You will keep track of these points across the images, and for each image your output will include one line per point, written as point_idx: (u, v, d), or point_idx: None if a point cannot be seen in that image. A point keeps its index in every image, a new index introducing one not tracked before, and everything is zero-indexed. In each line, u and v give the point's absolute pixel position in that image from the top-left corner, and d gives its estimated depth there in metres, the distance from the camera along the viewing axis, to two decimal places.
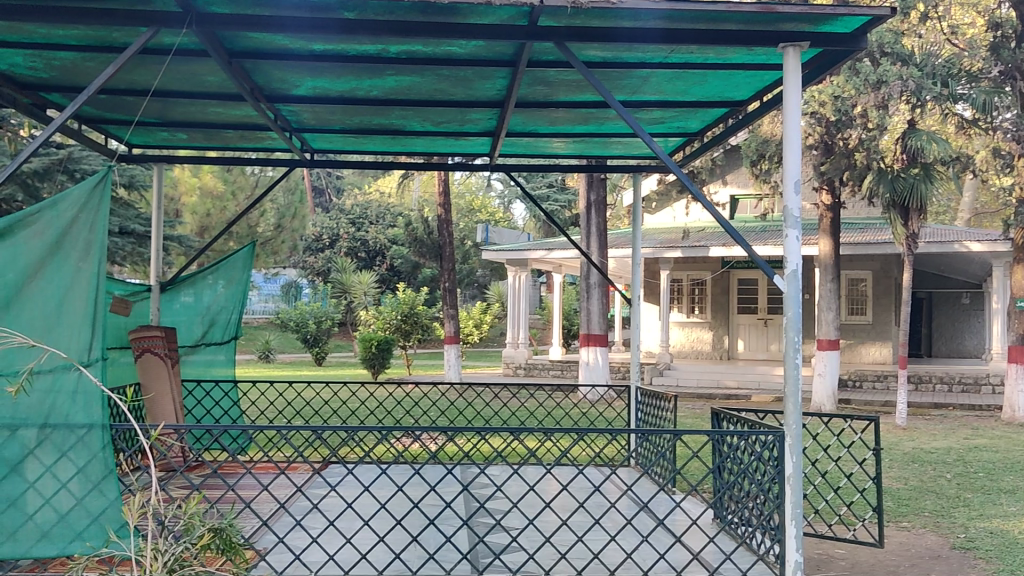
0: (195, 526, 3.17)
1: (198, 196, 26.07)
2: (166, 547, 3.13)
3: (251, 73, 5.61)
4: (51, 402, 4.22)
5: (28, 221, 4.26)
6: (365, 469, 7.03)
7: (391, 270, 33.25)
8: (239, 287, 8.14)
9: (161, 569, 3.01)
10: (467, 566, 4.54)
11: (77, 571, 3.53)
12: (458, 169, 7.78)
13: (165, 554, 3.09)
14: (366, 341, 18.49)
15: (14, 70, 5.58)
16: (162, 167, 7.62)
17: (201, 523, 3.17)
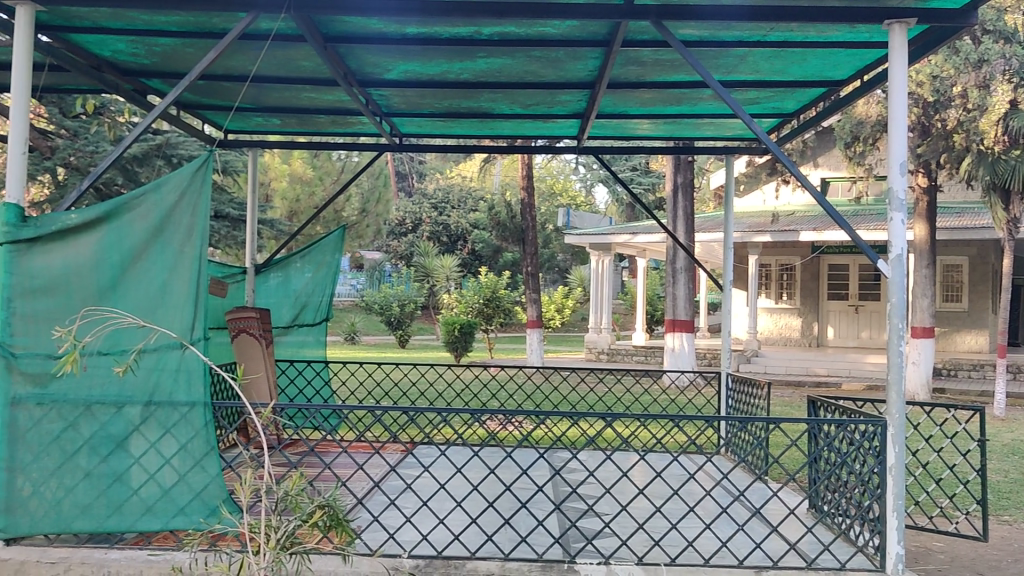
0: (303, 503, 3.14)
1: (287, 181, 26.57)
2: (279, 524, 3.12)
3: (344, 57, 5.65)
4: (155, 379, 4.33)
5: (133, 204, 4.38)
6: (455, 451, 7.08)
7: (473, 254, 33.44)
8: (329, 272, 8.20)
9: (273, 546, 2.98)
10: (560, 550, 4.53)
11: (193, 544, 3.53)
12: (545, 152, 7.73)
13: (279, 532, 3.08)
14: (450, 325, 18.59)
15: (117, 56, 5.72)
16: (256, 152, 7.76)
17: (309, 500, 3.14)
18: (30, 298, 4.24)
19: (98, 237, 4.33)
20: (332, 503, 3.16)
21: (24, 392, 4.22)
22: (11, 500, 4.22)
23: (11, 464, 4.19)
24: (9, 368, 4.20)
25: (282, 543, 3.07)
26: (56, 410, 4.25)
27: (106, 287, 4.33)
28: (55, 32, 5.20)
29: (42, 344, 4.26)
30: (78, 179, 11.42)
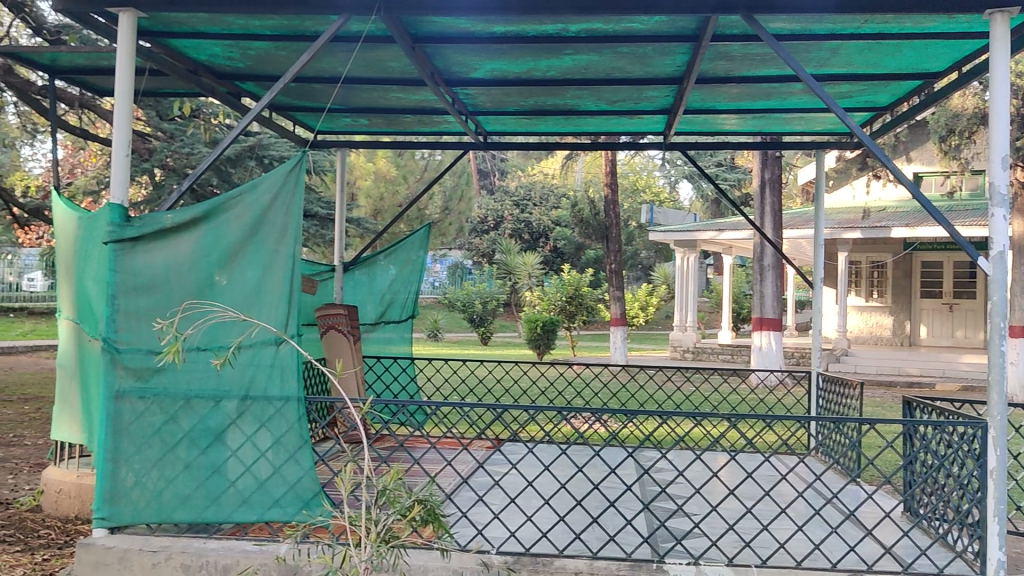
0: (402, 497, 3.21)
1: (372, 179, 27.05)
2: (379, 517, 3.20)
3: (432, 57, 5.71)
4: (251, 374, 4.44)
5: (230, 204, 4.50)
6: (542, 449, 7.10)
7: (555, 252, 33.48)
8: (414, 271, 8.33)
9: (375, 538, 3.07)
10: (649, 550, 4.51)
11: (295, 535, 3.61)
12: (629, 148, 7.70)
13: (379, 525, 3.16)
14: (532, 322, 18.63)
15: (213, 60, 5.88)
16: (345, 152, 7.89)
17: (408, 494, 3.21)
18: (133, 296, 4.40)
19: (197, 236, 4.47)
20: (429, 499, 3.22)
21: (127, 386, 4.38)
22: (115, 490, 4.37)
23: (116, 456, 4.35)
24: (114, 363, 4.37)
25: (381, 537, 3.14)
26: (157, 404, 4.40)
27: (204, 285, 4.46)
28: (155, 38, 5.37)
29: (144, 339, 4.41)
30: (175, 180, 11.79)
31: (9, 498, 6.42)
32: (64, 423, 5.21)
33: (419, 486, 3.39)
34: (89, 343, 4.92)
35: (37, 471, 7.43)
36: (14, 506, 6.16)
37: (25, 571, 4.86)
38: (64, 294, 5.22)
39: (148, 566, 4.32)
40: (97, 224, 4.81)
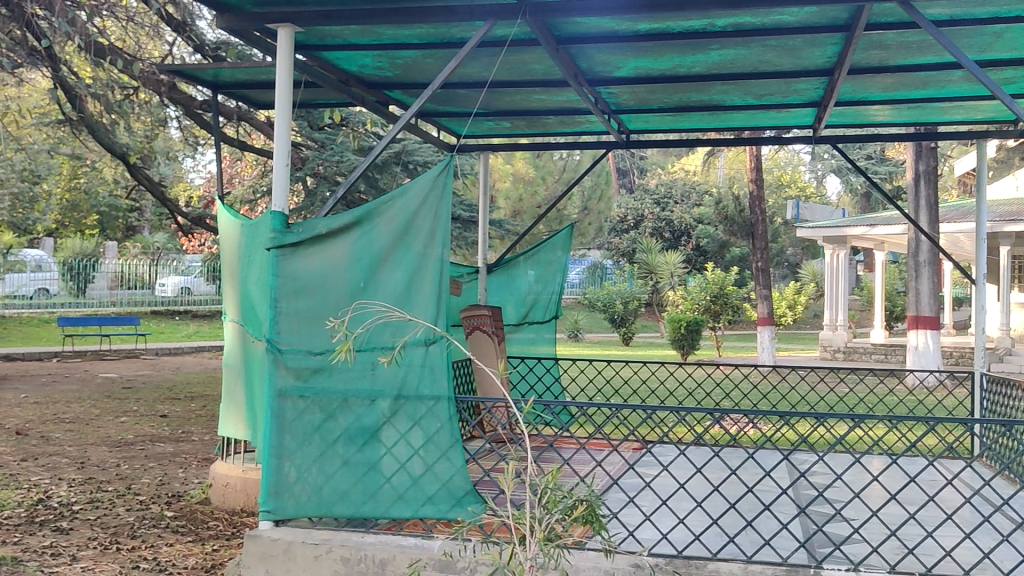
0: (563, 498, 3.26)
1: (511, 181, 27.53)
2: (541, 516, 3.27)
3: (576, 58, 5.73)
4: (403, 375, 4.55)
5: (382, 209, 4.63)
6: (693, 451, 7.02)
7: (697, 250, 33.05)
8: (557, 272, 8.39)
9: (539, 537, 3.14)
10: (805, 555, 4.40)
11: (460, 533, 3.63)
12: (776, 143, 7.51)
13: (541, 523, 3.22)
14: (676, 322, 18.42)
15: (363, 70, 6.09)
16: (487, 156, 8.02)
17: (568, 494, 3.25)
18: (293, 298, 4.61)
19: (351, 240, 4.63)
20: (591, 499, 3.26)
21: (289, 385, 4.58)
22: (279, 484, 4.59)
23: (280, 451, 4.57)
24: (277, 363, 4.59)
25: (546, 535, 3.21)
26: (317, 403, 4.59)
27: (356, 288, 4.62)
28: (311, 51, 5.60)
29: (304, 341, 4.62)
30: (327, 188, 12.24)
31: (180, 491, 6.83)
32: (232, 419, 5.50)
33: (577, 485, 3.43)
34: (254, 344, 5.18)
35: (205, 465, 7.86)
36: (185, 499, 6.55)
37: (197, 560, 5.14)
38: (229, 297, 5.51)
39: (310, 557, 4.50)
40: (258, 231, 5.06)
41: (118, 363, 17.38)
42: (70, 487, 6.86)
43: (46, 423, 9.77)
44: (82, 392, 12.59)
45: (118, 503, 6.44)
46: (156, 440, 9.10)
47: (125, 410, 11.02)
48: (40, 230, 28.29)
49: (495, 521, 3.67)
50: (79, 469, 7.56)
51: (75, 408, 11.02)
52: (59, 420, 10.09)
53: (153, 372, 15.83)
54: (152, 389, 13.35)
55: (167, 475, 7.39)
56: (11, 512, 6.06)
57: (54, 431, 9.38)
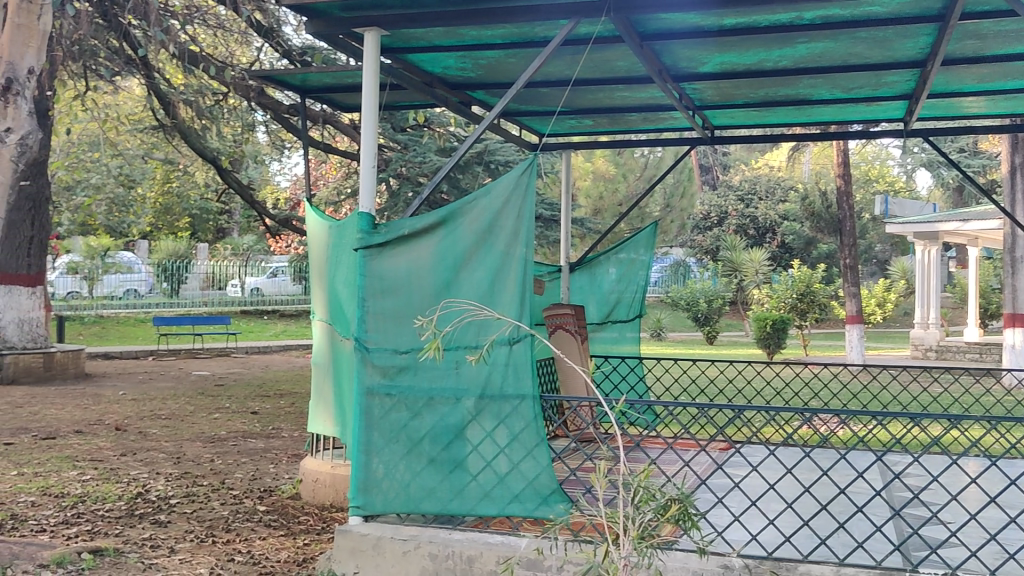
0: (657, 496, 3.27)
1: (591, 179, 27.50)
2: (634, 515, 3.29)
3: (661, 54, 5.70)
4: (487, 373, 4.58)
5: (466, 209, 4.66)
6: (783, 451, 6.91)
7: (783, 247, 32.53)
8: (639, 269, 8.37)
9: (632, 535, 3.17)
10: (900, 558, 4.30)
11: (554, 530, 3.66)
12: (863, 138, 7.35)
13: (634, 521, 3.24)
14: (762, 321, 18.11)
15: (446, 71, 6.15)
16: (569, 154, 8.02)
17: (662, 492, 3.26)
18: (380, 298, 4.69)
19: (436, 240, 4.68)
20: (684, 497, 3.25)
21: (375, 383, 4.65)
22: (368, 479, 4.66)
23: (368, 448, 4.64)
24: (364, 361, 4.66)
25: (640, 534, 3.23)
26: (403, 401, 4.65)
27: (441, 287, 4.67)
28: (396, 54, 5.68)
29: (391, 339, 4.68)
30: (410, 189, 12.40)
31: (272, 486, 7.00)
32: (323, 416, 5.61)
33: (669, 484, 3.44)
34: (342, 342, 5.28)
35: (294, 461, 8.03)
36: (277, 494, 6.71)
37: (289, 553, 5.27)
38: (319, 297, 5.62)
39: (399, 553, 4.57)
40: (346, 232, 5.15)
41: (210, 361, 17.88)
42: (167, 482, 7.09)
43: (143, 420, 10.10)
44: (177, 389, 12.99)
45: (212, 497, 6.63)
46: (247, 436, 9.34)
47: (217, 407, 11.33)
48: (135, 233, 29.30)
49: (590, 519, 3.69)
50: (176, 464, 7.80)
51: (170, 405, 11.37)
52: (156, 416, 10.42)
53: (244, 369, 16.23)
54: (243, 386, 13.71)
55: (258, 471, 7.58)
56: (113, 504, 6.29)
57: (151, 426, 9.70)
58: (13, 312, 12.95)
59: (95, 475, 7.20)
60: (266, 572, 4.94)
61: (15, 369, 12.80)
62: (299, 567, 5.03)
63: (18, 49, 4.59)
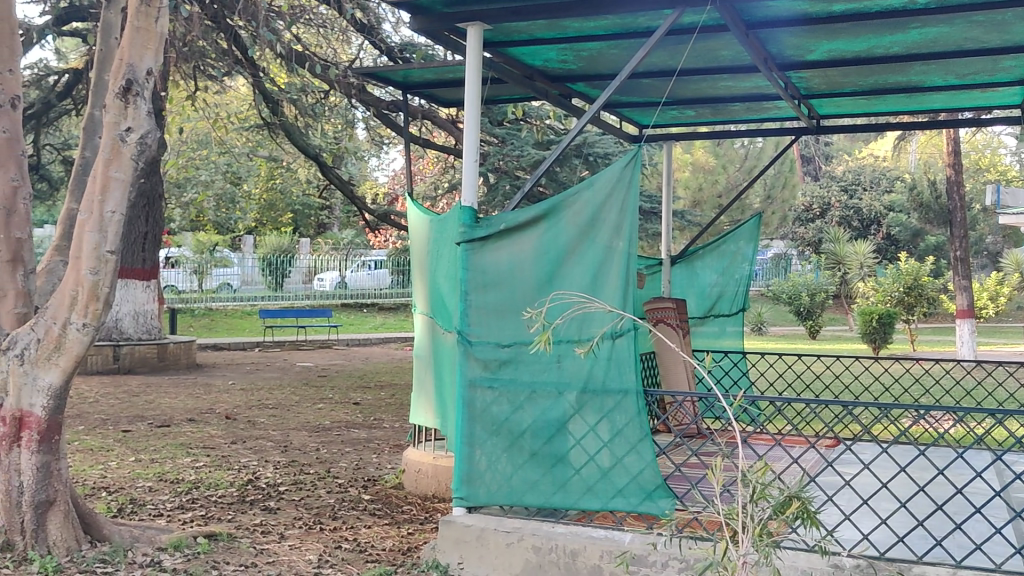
0: (777, 494, 3.24)
1: (690, 171, 27.17)
2: (752, 512, 3.26)
3: (767, 42, 5.58)
4: (590, 368, 4.56)
5: (569, 202, 4.65)
6: (895, 449, 6.72)
7: (889, 239, 31.59)
8: (742, 263, 8.14)
9: (753, 531, 3.15)
10: (1021, 562, 4.14)
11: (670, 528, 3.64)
12: (977, 125, 7.06)
13: (752, 518, 3.22)
14: (867, 315, 17.62)
15: (548, 64, 6.15)
16: (670, 146, 7.94)
17: (784, 490, 3.22)
18: (482, 292, 4.73)
19: (539, 234, 4.68)
20: (804, 496, 3.20)
21: (478, 376, 4.69)
22: (471, 472, 4.69)
23: (470, 440, 4.67)
24: (467, 355, 4.71)
25: (760, 532, 3.21)
26: (505, 394, 4.67)
27: (544, 280, 4.68)
28: (498, 47, 5.70)
29: (494, 332, 4.71)
30: (508, 182, 12.43)
31: (376, 475, 7.13)
32: (426, 407, 5.67)
33: (788, 480, 3.40)
34: (443, 335, 5.33)
35: (397, 451, 8.15)
36: (380, 483, 6.83)
37: (394, 542, 5.36)
38: (420, 290, 5.70)
39: (502, 545, 4.60)
40: (447, 225, 5.19)
41: (314, 353, 18.32)
42: (275, 469, 7.29)
43: (252, 409, 10.41)
44: (283, 380, 13.35)
45: (319, 485, 6.79)
46: (350, 427, 9.53)
47: (321, 397, 11.60)
48: (242, 229, 30.15)
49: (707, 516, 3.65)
50: (283, 453, 8.01)
51: (277, 395, 11.68)
52: (263, 405, 10.74)
53: (345, 361, 16.59)
54: (345, 377, 14.01)
55: (362, 460, 7.73)
56: (225, 491, 6.51)
57: (259, 415, 9.99)
58: (130, 305, 13.50)
59: (207, 462, 7.46)
60: (372, 560, 5.04)
61: (131, 359, 13.33)
62: (404, 556, 5.11)
63: (137, 51, 4.76)
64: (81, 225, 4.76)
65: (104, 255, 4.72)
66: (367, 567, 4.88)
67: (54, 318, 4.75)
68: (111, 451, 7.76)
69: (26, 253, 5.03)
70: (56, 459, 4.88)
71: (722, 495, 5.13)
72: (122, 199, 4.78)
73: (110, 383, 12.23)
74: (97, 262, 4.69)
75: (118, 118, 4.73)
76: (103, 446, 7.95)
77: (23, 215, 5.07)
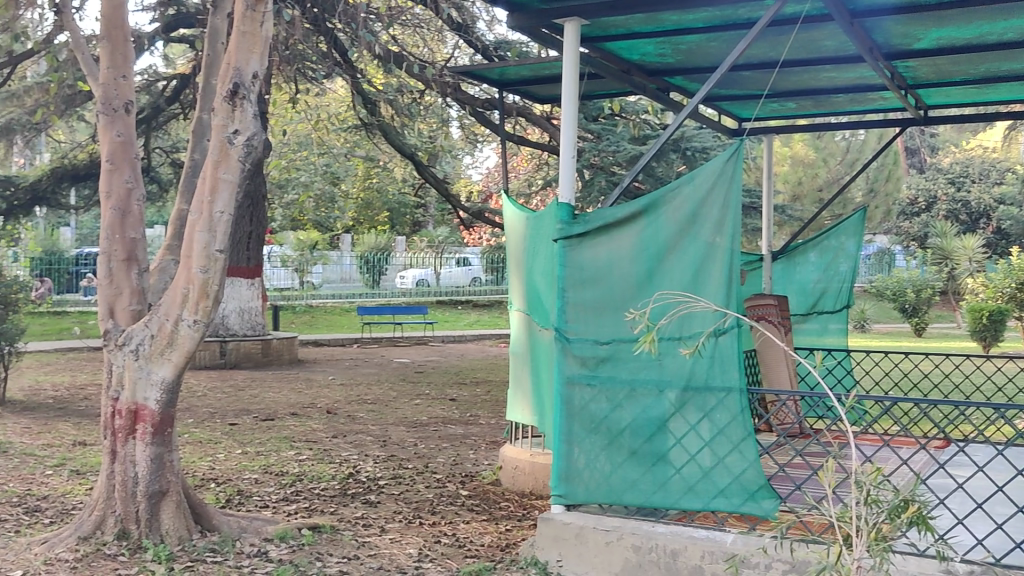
0: (892, 498, 3.15)
1: (790, 164, 26.65)
2: (867, 515, 3.18)
3: (872, 31, 5.41)
4: (692, 366, 4.49)
5: (670, 197, 4.59)
6: (1010, 451, 6.47)
7: (999, 233, 30.38)
8: (844, 259, 7.97)
9: (866, 535, 3.07)
10: None
11: (779, 531, 3.57)
12: None
13: (866, 521, 3.14)
14: (977, 312, 16.99)
15: (645, 58, 6.10)
16: (770, 139, 7.79)
17: (900, 493, 3.13)
18: (581, 289, 4.72)
19: (638, 230, 4.64)
20: (920, 500, 3.11)
21: (576, 373, 4.68)
22: (570, 469, 4.69)
23: (569, 437, 4.67)
24: (565, 351, 4.71)
25: (875, 536, 3.13)
26: (604, 391, 4.65)
27: (644, 277, 4.64)
28: (594, 43, 5.68)
29: (592, 329, 4.70)
30: (604, 178, 12.39)
31: (473, 471, 7.18)
32: (522, 404, 5.69)
33: (903, 485, 3.30)
34: (540, 332, 5.33)
35: (493, 448, 8.20)
36: (478, 479, 6.88)
37: (492, 538, 5.39)
38: (516, 288, 5.72)
39: (602, 544, 4.58)
40: (543, 222, 5.19)
41: (410, 349, 18.58)
42: (375, 463, 7.41)
43: (352, 403, 10.64)
44: (381, 375, 13.57)
45: (418, 479, 6.88)
46: (447, 422, 9.62)
47: (418, 393, 11.76)
48: (340, 227, 30.76)
49: (816, 517, 3.57)
50: (383, 447, 8.14)
51: (375, 391, 11.88)
52: (363, 400, 10.94)
53: (441, 357, 16.76)
54: (441, 373, 14.16)
55: (459, 456, 7.80)
56: (327, 484, 6.64)
57: (359, 410, 10.18)
58: (236, 302, 13.93)
59: (310, 455, 7.62)
60: (471, 555, 5.08)
61: (237, 355, 13.72)
62: (502, 552, 5.13)
63: (244, 55, 4.89)
64: (191, 225, 4.92)
65: (214, 254, 4.85)
66: (467, 563, 4.92)
67: (167, 315, 4.91)
68: (219, 444, 8.01)
69: (140, 252, 5.23)
70: (168, 450, 5.06)
71: (828, 496, 5.02)
72: (230, 199, 4.92)
73: (218, 377, 12.64)
74: (207, 261, 4.83)
75: (226, 120, 4.87)
76: (211, 439, 8.20)
77: (137, 216, 5.27)
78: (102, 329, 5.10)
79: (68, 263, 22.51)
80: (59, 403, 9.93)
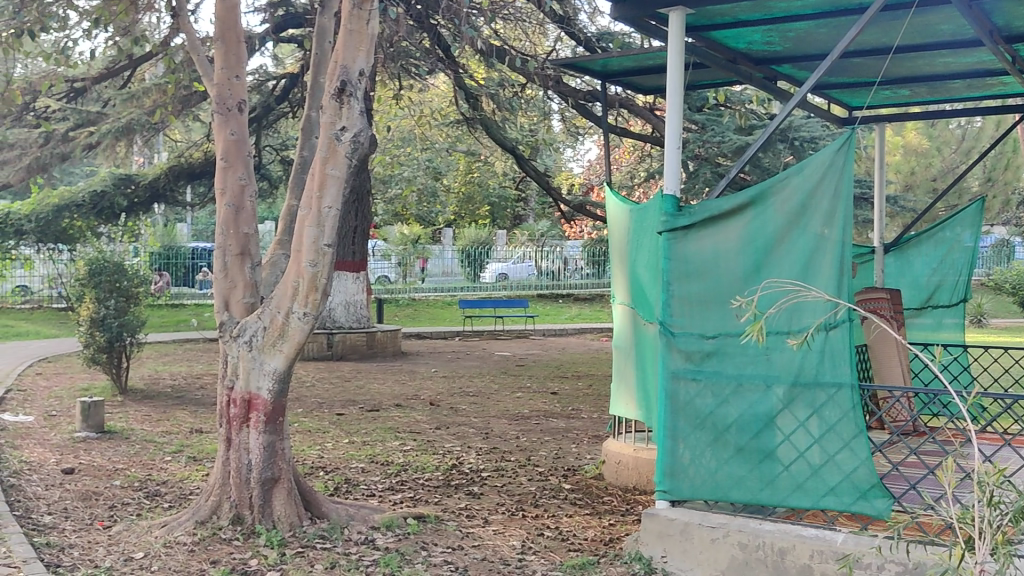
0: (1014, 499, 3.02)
1: (902, 154, 25.80)
2: (986, 518, 3.07)
3: (991, 13, 5.19)
4: (800, 361, 4.40)
5: (779, 188, 4.50)
6: None
7: None
8: (960, 253, 7.51)
9: (989, 539, 2.96)
10: None
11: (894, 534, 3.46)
12: None
13: (986, 524, 3.03)
14: None
15: (752, 46, 5.98)
16: (883, 128, 7.55)
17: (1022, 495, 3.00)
18: (686, 282, 4.68)
19: (745, 222, 4.57)
20: None
21: (681, 368, 4.64)
22: (674, 465, 4.64)
23: (674, 433, 4.63)
24: (670, 346, 4.67)
25: (996, 539, 3.02)
26: (709, 386, 4.59)
27: (751, 270, 4.56)
28: (699, 32, 5.61)
29: (697, 323, 4.64)
30: (709, 169, 12.22)
31: (575, 465, 7.18)
32: (627, 399, 5.67)
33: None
34: (645, 326, 5.30)
35: (596, 442, 8.18)
36: (581, 473, 6.87)
37: (596, 532, 5.38)
38: (620, 282, 5.71)
39: (708, 540, 4.53)
40: (647, 214, 5.16)
41: (512, 342, 18.68)
42: (478, 455, 7.48)
43: (454, 396, 10.76)
44: (482, 368, 13.69)
45: (520, 472, 6.92)
46: (549, 416, 9.64)
47: (520, 387, 11.81)
48: (442, 222, 31.13)
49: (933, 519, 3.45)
50: (485, 439, 8.21)
51: (477, 383, 11.99)
52: (465, 393, 11.05)
53: (542, 351, 16.80)
54: (542, 367, 14.19)
55: (562, 450, 7.80)
56: (431, 474, 6.74)
57: (461, 402, 10.29)
58: (342, 295, 14.25)
59: (414, 446, 7.75)
60: (574, 549, 5.09)
61: (343, 347, 14.02)
62: (605, 547, 5.12)
63: (351, 53, 5.00)
64: (301, 220, 5.05)
65: (322, 249, 4.96)
66: (569, 556, 4.93)
67: (278, 307, 5.05)
68: (327, 433, 8.21)
69: (253, 247, 5.40)
70: (281, 439, 5.21)
71: (944, 495, 4.85)
72: (338, 195, 5.03)
73: (325, 368, 12.95)
74: (316, 255, 4.94)
75: (333, 118, 4.98)
76: (319, 428, 8.41)
77: (250, 212, 5.44)
78: (218, 321, 5.28)
79: (185, 257, 23.27)
80: (176, 392, 10.35)
